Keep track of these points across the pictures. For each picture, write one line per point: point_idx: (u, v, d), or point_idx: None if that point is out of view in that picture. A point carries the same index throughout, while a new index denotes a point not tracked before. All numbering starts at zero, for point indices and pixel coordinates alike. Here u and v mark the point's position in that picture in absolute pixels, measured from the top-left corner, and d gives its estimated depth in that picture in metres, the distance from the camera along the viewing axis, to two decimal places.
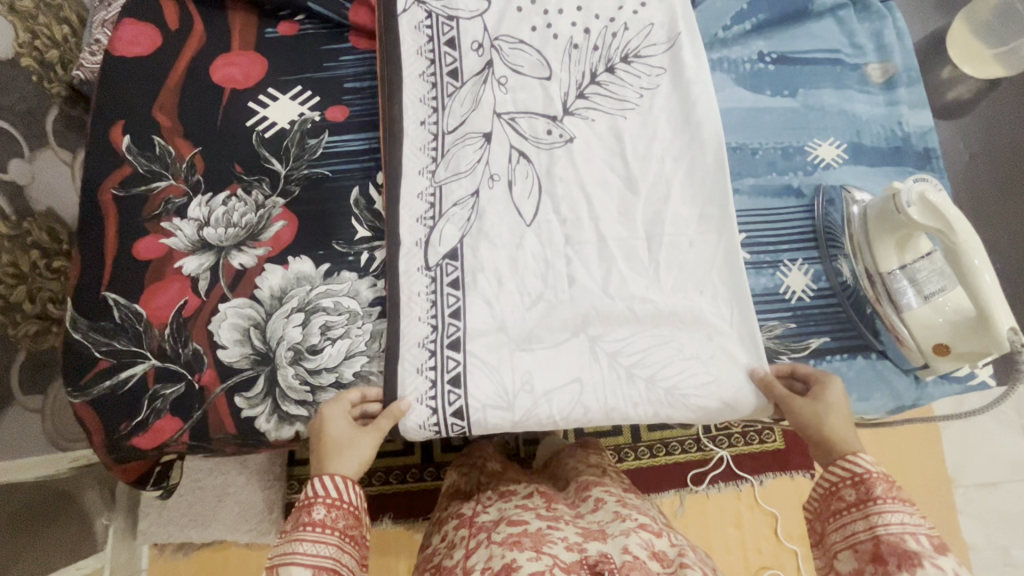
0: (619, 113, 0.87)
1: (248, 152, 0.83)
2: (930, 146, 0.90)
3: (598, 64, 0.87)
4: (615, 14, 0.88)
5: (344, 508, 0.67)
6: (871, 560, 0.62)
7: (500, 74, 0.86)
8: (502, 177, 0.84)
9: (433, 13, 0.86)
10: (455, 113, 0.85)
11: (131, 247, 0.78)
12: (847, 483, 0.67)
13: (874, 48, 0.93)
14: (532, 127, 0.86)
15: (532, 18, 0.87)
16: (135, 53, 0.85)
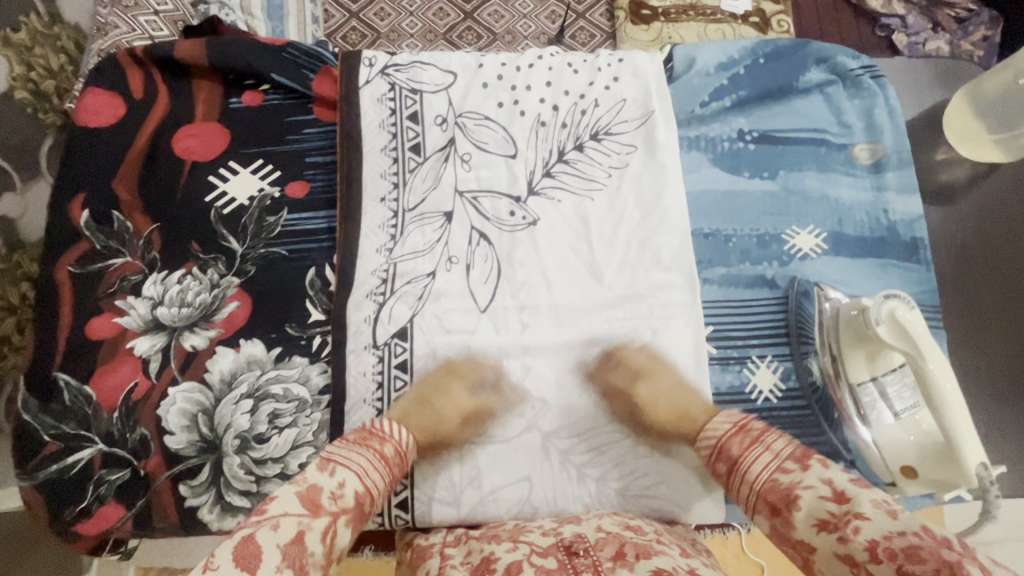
0: (586, 193, 0.83)
1: (206, 229, 0.82)
2: (917, 236, 0.85)
3: (566, 141, 0.84)
4: (585, 90, 0.84)
5: (398, 449, 0.69)
6: (772, 514, 0.60)
7: (463, 151, 0.83)
8: (461, 260, 0.81)
9: (396, 86, 0.84)
10: (416, 190, 0.83)
11: (84, 326, 0.77)
12: (716, 456, 0.68)
13: (863, 127, 0.88)
14: (495, 208, 0.82)
15: (499, 93, 0.84)
16: (99, 124, 0.84)
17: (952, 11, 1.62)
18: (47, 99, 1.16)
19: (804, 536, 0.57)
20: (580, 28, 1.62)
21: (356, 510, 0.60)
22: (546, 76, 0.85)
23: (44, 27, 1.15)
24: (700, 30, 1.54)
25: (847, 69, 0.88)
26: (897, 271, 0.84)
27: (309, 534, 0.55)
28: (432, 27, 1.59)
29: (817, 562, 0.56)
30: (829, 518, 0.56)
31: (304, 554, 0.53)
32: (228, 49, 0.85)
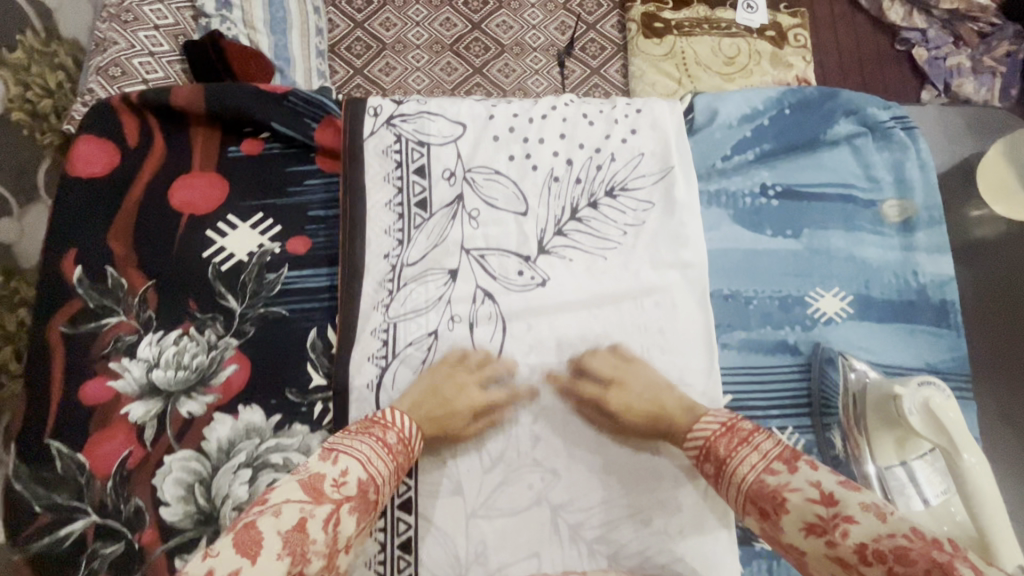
0: (599, 253, 0.80)
1: (203, 287, 0.78)
2: (948, 298, 0.81)
3: (580, 198, 0.80)
4: (601, 144, 0.81)
5: (406, 449, 0.67)
6: (761, 514, 0.59)
7: (471, 207, 0.80)
8: (464, 318, 0.78)
9: (402, 137, 0.81)
10: (419, 247, 0.79)
11: (77, 390, 0.74)
12: (700, 456, 0.67)
13: (892, 182, 0.83)
14: (502, 266, 0.79)
15: (510, 146, 0.81)
16: (92, 173, 0.80)
17: (976, 24, 1.55)
18: (44, 119, 1.11)
19: (792, 538, 0.55)
20: (591, 40, 1.54)
21: (360, 504, 0.60)
22: (560, 128, 0.82)
23: (42, 44, 1.11)
24: (715, 43, 1.50)
25: (878, 121, 0.84)
26: (925, 335, 0.80)
27: (310, 520, 0.55)
28: (439, 38, 1.51)
29: (810, 562, 0.54)
30: (817, 521, 0.54)
31: (305, 542, 0.54)
32: (229, 97, 0.82)
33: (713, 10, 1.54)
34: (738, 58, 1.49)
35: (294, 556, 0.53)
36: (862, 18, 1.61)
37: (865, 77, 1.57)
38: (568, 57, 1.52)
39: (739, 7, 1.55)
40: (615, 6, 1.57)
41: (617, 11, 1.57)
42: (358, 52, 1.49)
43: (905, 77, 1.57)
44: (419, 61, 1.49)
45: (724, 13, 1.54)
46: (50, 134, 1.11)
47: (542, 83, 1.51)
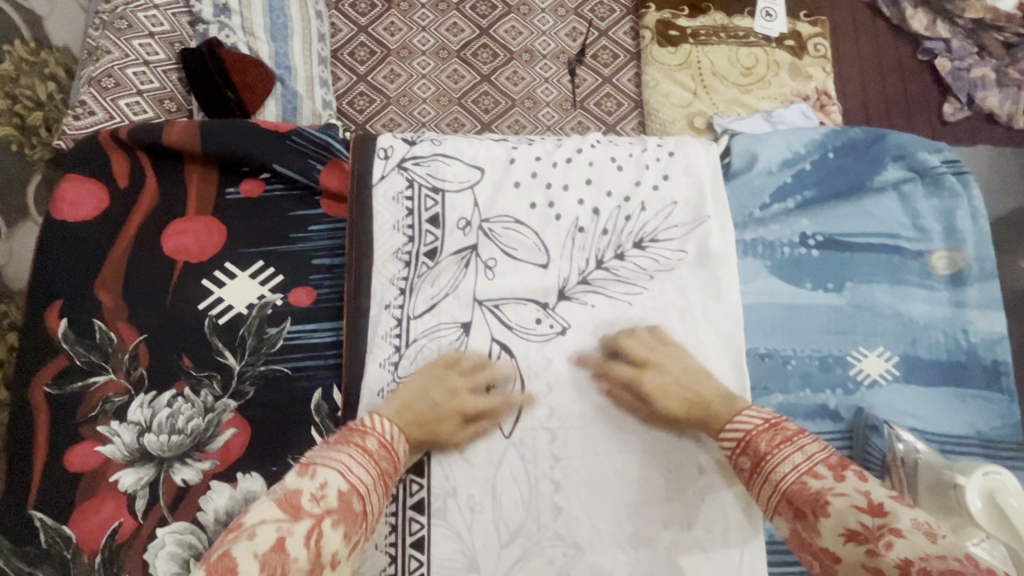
0: (624, 299, 0.73)
1: (198, 342, 0.73)
2: (999, 359, 0.75)
3: (606, 248, 0.74)
4: (630, 191, 0.76)
5: (389, 454, 0.60)
6: (794, 516, 0.54)
7: (487, 256, 0.74)
8: (479, 377, 0.71)
9: (415, 182, 0.76)
10: (426, 296, 0.73)
11: (63, 455, 0.69)
12: (740, 449, 0.60)
13: (942, 232, 0.78)
14: (518, 315, 0.73)
15: (532, 193, 0.76)
16: (79, 216, 0.75)
17: (1000, 34, 1.44)
18: (35, 133, 1.04)
19: (827, 545, 0.51)
20: (603, 48, 1.42)
21: (353, 526, 0.54)
22: (586, 173, 0.77)
23: (31, 54, 1.04)
24: (732, 53, 1.39)
25: (928, 166, 0.79)
26: (975, 399, 0.74)
27: (289, 541, 0.49)
28: (446, 44, 1.40)
29: (839, 573, 0.50)
30: (860, 530, 0.49)
31: (286, 563, 0.48)
32: (228, 135, 0.78)
33: (730, 17, 1.43)
34: (756, 68, 1.38)
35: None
36: (882, 29, 1.49)
37: (886, 87, 1.45)
38: (579, 65, 1.40)
39: (757, 14, 1.43)
40: (629, 11, 1.45)
41: (631, 17, 1.45)
42: (361, 57, 1.38)
43: (927, 89, 1.46)
44: (425, 68, 1.38)
45: (741, 21, 1.42)
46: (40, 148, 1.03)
47: (552, 91, 1.38)
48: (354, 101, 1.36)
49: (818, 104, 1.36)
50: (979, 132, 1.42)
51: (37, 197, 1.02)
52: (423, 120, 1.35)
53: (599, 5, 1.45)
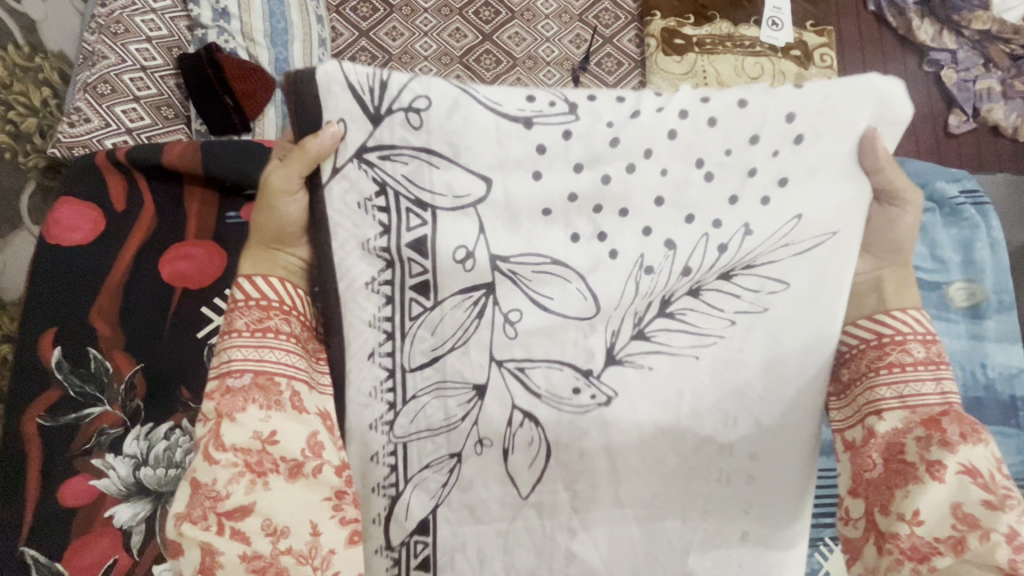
0: (690, 353, 0.56)
1: (197, 372, 0.71)
2: (1016, 395, 0.74)
3: (678, 288, 0.56)
4: (723, 210, 0.55)
5: (243, 306, 0.52)
6: (925, 422, 0.49)
7: (508, 307, 0.56)
8: (496, 443, 0.57)
9: (390, 186, 0.54)
10: (426, 347, 0.56)
11: (55, 490, 0.66)
12: (917, 338, 0.53)
13: (960, 263, 0.78)
14: (548, 382, 0.57)
15: (574, 220, 0.55)
16: (73, 241, 0.74)
17: (1006, 47, 1.40)
18: (27, 139, 0.99)
19: (947, 464, 0.47)
20: (608, 55, 1.40)
21: (269, 402, 0.50)
22: (657, 186, 0.55)
23: (24, 59, 0.99)
24: (738, 63, 1.36)
25: (947, 197, 0.80)
26: (991, 435, 0.73)
27: (197, 476, 0.48)
28: (448, 50, 1.37)
29: (925, 485, 0.47)
30: (985, 476, 0.47)
31: (206, 494, 0.47)
32: (226, 157, 0.77)
33: (736, 26, 1.39)
34: (761, 78, 1.35)
35: (194, 521, 0.47)
36: (889, 38, 1.47)
37: None
38: (583, 72, 1.38)
39: (764, 23, 1.39)
40: (634, 18, 1.43)
41: (635, 25, 1.43)
42: (362, 62, 1.36)
43: (932, 100, 1.45)
44: (427, 74, 1.36)
45: (748, 30, 1.38)
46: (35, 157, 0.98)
47: None
48: None
49: None
50: (983, 145, 1.42)
51: (30, 206, 0.97)
52: None
53: (604, 11, 1.42)
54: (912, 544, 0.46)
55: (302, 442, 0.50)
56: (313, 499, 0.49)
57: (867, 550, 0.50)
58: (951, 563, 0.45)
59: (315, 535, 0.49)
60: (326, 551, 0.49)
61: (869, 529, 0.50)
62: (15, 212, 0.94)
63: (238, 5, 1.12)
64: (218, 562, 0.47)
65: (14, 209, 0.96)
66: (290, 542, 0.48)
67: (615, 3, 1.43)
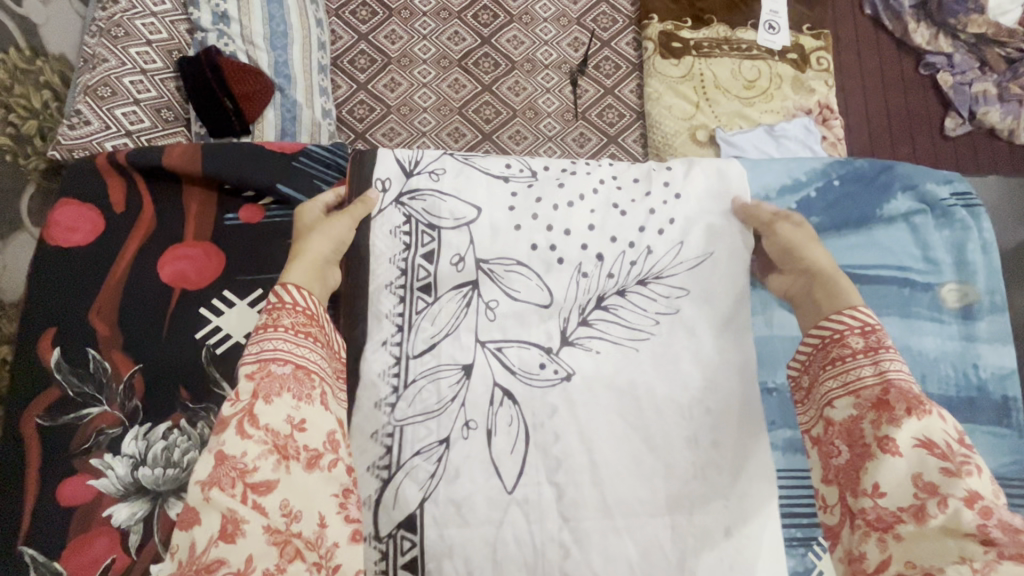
0: (630, 344, 0.70)
1: (196, 373, 0.71)
2: (1008, 395, 0.75)
3: (609, 288, 0.72)
4: (635, 236, 0.74)
5: (287, 308, 0.60)
6: (874, 405, 0.57)
7: (488, 297, 0.71)
8: (480, 425, 0.66)
9: (413, 217, 0.74)
10: (426, 335, 0.70)
11: (54, 489, 0.66)
12: (857, 331, 0.62)
13: (952, 264, 0.79)
14: (521, 359, 0.69)
15: (533, 235, 0.74)
16: (74, 242, 0.75)
17: (1003, 50, 1.41)
18: (28, 142, 0.99)
19: (897, 437, 0.54)
20: (606, 58, 1.41)
21: (302, 393, 0.56)
22: (588, 219, 0.75)
23: (26, 62, 1.00)
24: (735, 66, 1.37)
25: (938, 198, 0.81)
26: (985, 437, 0.74)
27: (227, 450, 0.51)
28: (447, 53, 1.38)
29: (881, 459, 0.55)
30: (940, 445, 0.53)
31: (235, 465, 0.50)
32: (227, 157, 0.78)
33: (733, 30, 1.40)
34: (758, 81, 1.36)
35: (223, 488, 0.50)
36: (886, 41, 1.48)
37: (889, 102, 1.45)
38: (581, 75, 1.39)
39: (761, 27, 1.39)
40: (631, 22, 1.44)
41: (633, 29, 1.43)
42: (362, 65, 1.36)
43: (929, 103, 1.45)
44: (426, 77, 1.36)
45: (744, 34, 1.39)
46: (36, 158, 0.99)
47: (554, 102, 1.37)
48: (354, 110, 1.34)
49: (821, 118, 1.34)
50: (980, 147, 1.42)
51: (30, 208, 0.97)
52: (424, 129, 1.34)
53: (602, 15, 1.43)
54: (876, 514, 0.54)
55: (325, 435, 0.55)
56: (325, 492, 0.53)
57: (844, 532, 0.57)
58: (913, 530, 0.51)
59: (322, 526, 0.52)
60: (331, 544, 0.52)
61: (843, 513, 0.58)
62: (16, 213, 0.94)
63: (238, 8, 1.13)
64: (241, 528, 0.48)
65: (15, 211, 0.97)
66: (301, 526, 0.51)
67: (613, 6, 1.44)
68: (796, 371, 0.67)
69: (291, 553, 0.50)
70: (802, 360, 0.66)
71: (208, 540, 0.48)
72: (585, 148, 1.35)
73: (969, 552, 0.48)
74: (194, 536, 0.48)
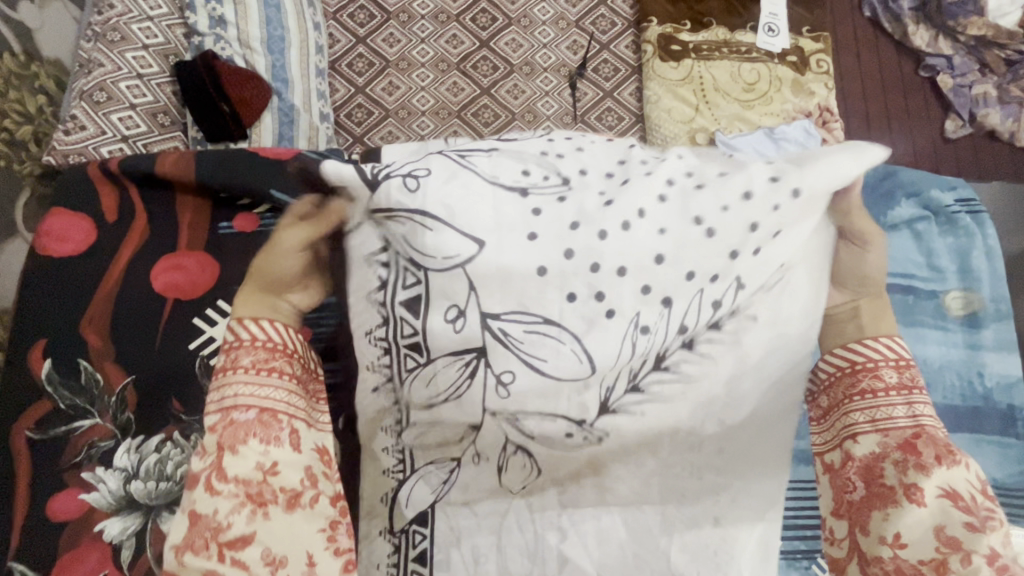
0: (678, 401, 0.52)
1: (189, 385, 0.70)
2: (1014, 404, 0.74)
3: (672, 343, 0.51)
4: (722, 264, 0.50)
5: (246, 346, 0.53)
6: (900, 446, 0.51)
7: (501, 369, 0.50)
8: (491, 459, 0.54)
9: (391, 247, 0.50)
10: (421, 395, 0.53)
11: (45, 504, 0.65)
12: (889, 363, 0.53)
13: (956, 271, 0.79)
14: (542, 429, 0.52)
15: (551, 246, 0.49)
16: (66, 251, 0.74)
17: (1002, 52, 1.41)
18: (24, 147, 0.99)
19: (923, 485, 0.49)
20: (605, 61, 1.40)
21: (269, 436, 0.50)
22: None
23: (21, 67, 0.99)
24: (734, 69, 1.36)
25: (942, 206, 0.81)
26: (990, 446, 0.73)
27: (199, 508, 0.48)
28: (445, 56, 1.37)
29: (903, 509, 0.49)
30: (965, 495, 0.49)
31: (205, 527, 0.47)
32: (215, 159, 0.77)
33: (733, 32, 1.39)
34: (758, 84, 1.35)
35: (196, 552, 0.47)
36: (885, 43, 1.48)
37: (889, 104, 1.44)
38: (580, 78, 1.38)
39: (760, 29, 1.39)
40: (630, 25, 1.43)
41: (632, 31, 1.43)
42: (359, 68, 1.35)
43: (929, 105, 1.44)
44: (424, 80, 1.35)
45: (744, 36, 1.39)
46: (30, 164, 0.98)
47: (553, 105, 1.36)
48: (351, 114, 1.33)
49: (821, 120, 1.34)
50: (981, 149, 1.41)
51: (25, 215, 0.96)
52: (422, 132, 1.33)
53: (601, 18, 1.42)
54: (895, 565, 0.49)
55: (301, 471, 0.51)
56: (309, 530, 0.50)
57: (852, 568, 0.53)
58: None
59: (310, 565, 0.49)
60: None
61: (853, 548, 0.53)
62: (10, 220, 0.93)
63: (234, 11, 1.11)
64: None
65: (10, 217, 0.95)
66: (287, 570, 0.48)
67: (612, 9, 1.43)
68: (812, 389, 0.56)
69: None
70: (820, 379, 0.55)
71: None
72: None
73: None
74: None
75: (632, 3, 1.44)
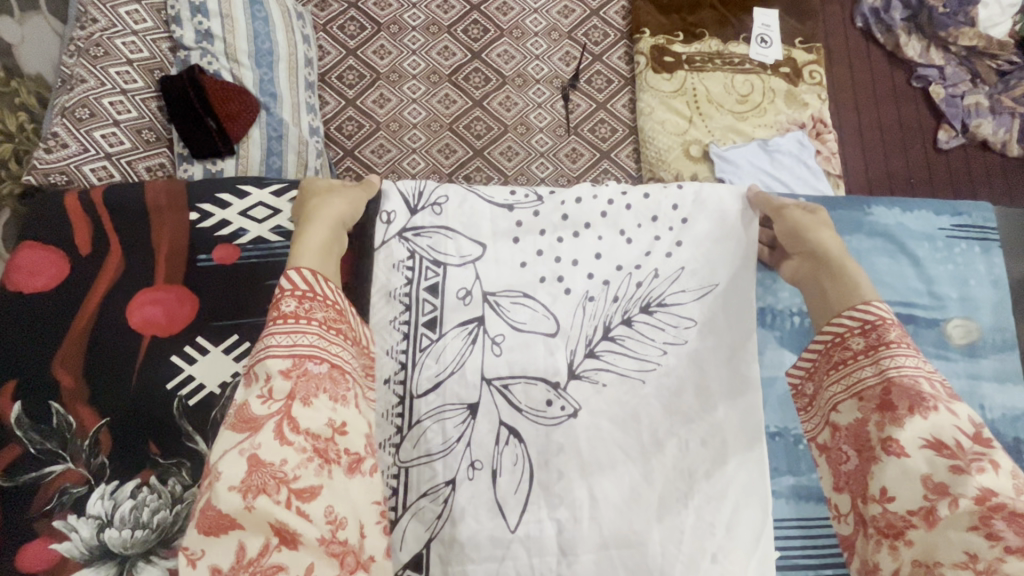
0: (637, 376, 0.70)
1: (165, 425, 0.67)
2: (1021, 436, 0.73)
3: (614, 318, 0.72)
4: (640, 258, 0.74)
5: (319, 300, 0.57)
6: (877, 406, 0.55)
7: (495, 332, 0.71)
8: (486, 465, 0.66)
9: (416, 253, 0.74)
10: (431, 373, 0.69)
11: (13, 556, 0.61)
12: (856, 332, 0.60)
13: (957, 299, 0.78)
14: (528, 397, 0.68)
15: (539, 268, 0.74)
16: (37, 287, 0.71)
17: (994, 62, 1.41)
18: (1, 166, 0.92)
19: (904, 438, 0.52)
20: (598, 73, 1.38)
21: (337, 394, 0.53)
22: (596, 247, 0.75)
23: None
24: (729, 81, 1.34)
25: (936, 229, 0.81)
26: None
27: (263, 454, 0.47)
28: (437, 68, 1.35)
29: (886, 463, 0.53)
30: (951, 444, 0.50)
31: (275, 474, 0.47)
32: (198, 188, 0.78)
33: (725, 43, 1.38)
34: (752, 95, 1.33)
35: (269, 494, 0.46)
36: (877, 54, 1.46)
37: (882, 116, 1.43)
38: (573, 90, 1.36)
39: (753, 40, 1.38)
40: (623, 35, 1.41)
41: (625, 42, 1.41)
42: (349, 81, 1.33)
43: (922, 116, 1.43)
44: (416, 93, 1.33)
45: (736, 47, 1.37)
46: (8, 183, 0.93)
47: (546, 117, 1.34)
48: (342, 126, 1.31)
49: (816, 131, 1.32)
50: (975, 160, 1.40)
51: None
52: (414, 145, 1.30)
53: (594, 29, 1.40)
54: (887, 521, 0.51)
55: (364, 438, 0.53)
56: (365, 500, 0.51)
57: (859, 542, 0.55)
58: (925, 536, 0.49)
59: (363, 536, 0.50)
60: (367, 558, 0.49)
61: (857, 522, 0.55)
62: None
63: (221, 25, 1.08)
64: (300, 540, 0.46)
65: None
66: (347, 533, 0.48)
67: (604, 20, 1.41)
68: (801, 377, 0.64)
69: (352, 562, 0.47)
70: (808, 367, 0.63)
71: (263, 546, 0.45)
72: (577, 164, 1.32)
73: (974, 547, 0.46)
74: (242, 539, 0.45)
75: (624, 14, 1.43)
